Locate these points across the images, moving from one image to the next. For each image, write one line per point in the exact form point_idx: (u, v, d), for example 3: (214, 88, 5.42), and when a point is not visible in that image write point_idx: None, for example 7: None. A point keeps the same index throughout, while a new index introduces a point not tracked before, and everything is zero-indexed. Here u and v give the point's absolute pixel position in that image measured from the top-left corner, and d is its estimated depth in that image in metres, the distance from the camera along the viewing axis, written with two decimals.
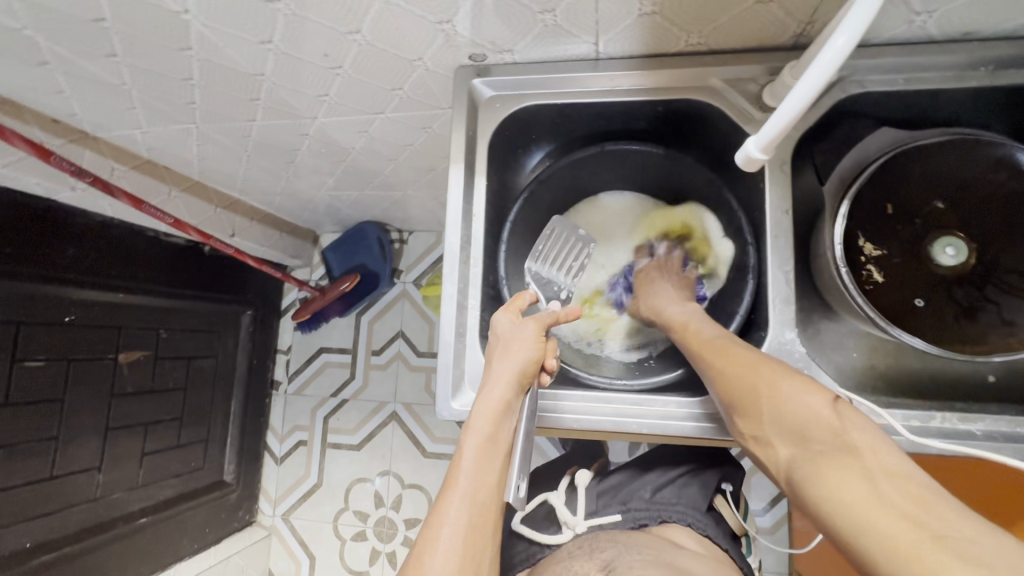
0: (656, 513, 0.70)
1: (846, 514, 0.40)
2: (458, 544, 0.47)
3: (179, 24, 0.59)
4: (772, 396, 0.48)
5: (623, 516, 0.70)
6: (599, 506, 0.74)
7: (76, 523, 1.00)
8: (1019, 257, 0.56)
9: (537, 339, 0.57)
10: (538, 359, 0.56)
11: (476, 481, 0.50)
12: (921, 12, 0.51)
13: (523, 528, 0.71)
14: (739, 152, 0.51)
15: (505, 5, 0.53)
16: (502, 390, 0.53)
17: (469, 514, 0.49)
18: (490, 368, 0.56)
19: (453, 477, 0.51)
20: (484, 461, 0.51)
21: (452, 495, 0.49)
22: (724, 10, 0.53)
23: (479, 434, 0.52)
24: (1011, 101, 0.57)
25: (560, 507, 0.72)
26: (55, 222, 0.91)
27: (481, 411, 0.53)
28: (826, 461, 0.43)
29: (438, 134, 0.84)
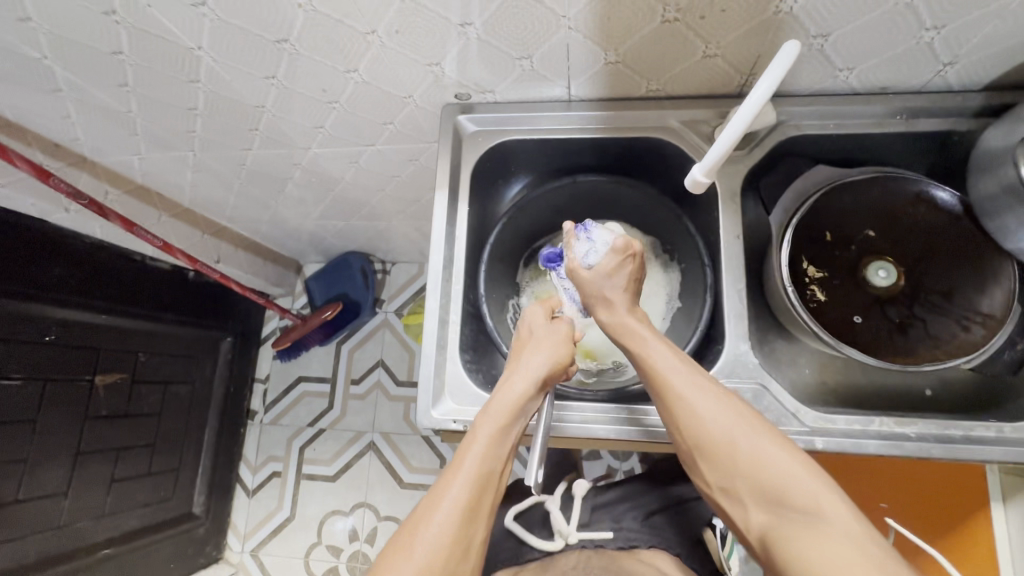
0: (646, 537, 0.75)
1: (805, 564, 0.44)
2: (454, 520, 0.49)
3: (192, 59, 0.65)
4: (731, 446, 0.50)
5: (614, 535, 0.76)
6: (591, 520, 0.79)
7: (38, 552, 0.96)
8: (939, 280, 0.63)
9: (565, 344, 0.62)
10: (563, 361, 0.61)
11: (481, 465, 0.52)
12: (842, 69, 0.61)
13: (517, 528, 0.77)
14: (688, 178, 0.58)
15: (487, 51, 0.61)
16: (524, 387, 0.58)
17: (469, 492, 0.51)
18: (516, 364, 0.61)
19: (459, 459, 0.53)
20: (493, 449, 0.54)
21: (456, 475, 0.52)
22: (677, 61, 0.61)
23: (495, 422, 0.55)
24: (924, 145, 0.66)
25: (556, 514, 0.77)
26: (43, 243, 0.93)
27: (499, 403, 0.57)
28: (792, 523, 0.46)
29: (425, 166, 0.91)
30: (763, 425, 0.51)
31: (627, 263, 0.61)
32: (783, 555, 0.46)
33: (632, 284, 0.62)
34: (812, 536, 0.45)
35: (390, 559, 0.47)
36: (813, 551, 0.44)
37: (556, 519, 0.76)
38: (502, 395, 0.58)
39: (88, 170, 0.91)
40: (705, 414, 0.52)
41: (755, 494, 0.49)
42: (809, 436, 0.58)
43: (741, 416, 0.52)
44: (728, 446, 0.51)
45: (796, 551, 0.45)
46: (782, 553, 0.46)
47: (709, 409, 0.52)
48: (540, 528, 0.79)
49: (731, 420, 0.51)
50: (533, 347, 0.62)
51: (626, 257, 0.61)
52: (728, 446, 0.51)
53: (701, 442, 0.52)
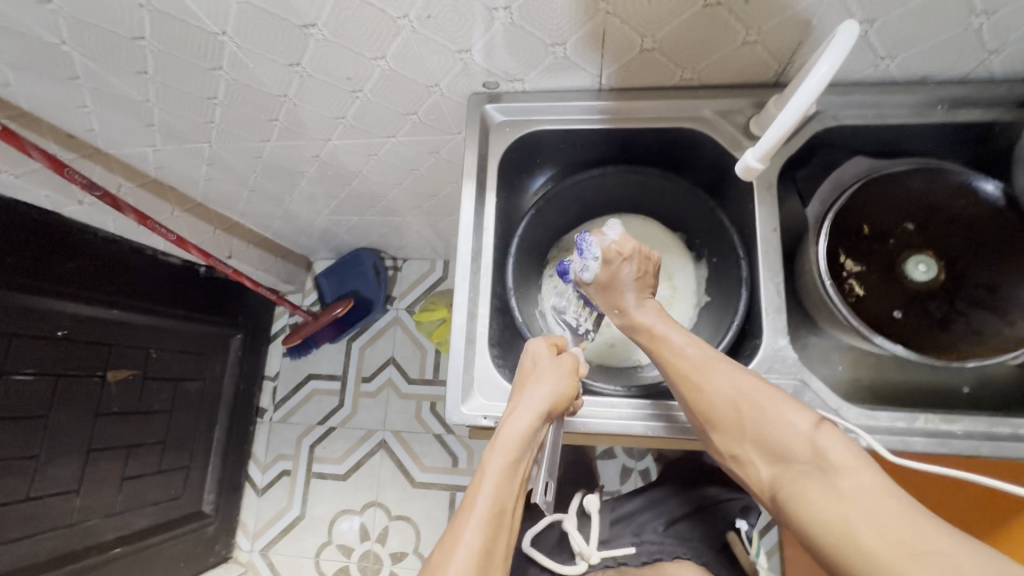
0: (670, 549, 0.76)
1: (825, 520, 0.44)
2: (470, 572, 0.43)
3: (214, 44, 0.63)
4: (754, 413, 0.51)
5: (637, 549, 0.76)
6: (611, 537, 0.79)
7: (49, 550, 0.94)
8: (981, 274, 0.61)
9: (572, 377, 0.59)
10: (571, 393, 0.58)
11: (494, 504, 0.47)
12: (884, 57, 0.59)
13: (537, 555, 0.76)
14: (738, 164, 0.56)
15: (520, 37, 0.59)
16: (531, 417, 0.53)
17: (484, 537, 0.45)
18: (520, 397, 0.57)
19: (467, 501, 0.48)
20: (504, 485, 0.49)
21: (468, 519, 0.46)
22: (715, 49, 0.60)
23: (503, 455, 0.51)
24: (965, 137, 0.65)
25: (576, 536, 0.76)
26: (56, 236, 0.92)
27: (507, 434, 0.52)
28: (808, 479, 0.46)
29: (446, 159, 0.89)
30: (770, 390, 0.52)
31: (632, 262, 0.62)
32: (800, 511, 0.46)
33: (640, 279, 0.62)
34: (824, 490, 0.45)
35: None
36: (827, 501, 0.44)
37: (577, 541, 0.75)
38: (508, 427, 0.53)
39: (101, 161, 0.90)
40: (713, 383, 0.53)
41: (764, 452, 0.50)
42: (853, 433, 0.57)
43: (748, 382, 0.53)
44: (746, 404, 0.51)
45: (812, 506, 0.45)
46: (795, 505, 0.47)
47: (720, 378, 0.53)
48: (560, 549, 0.79)
49: (736, 385, 0.53)
50: (537, 374, 0.58)
51: (629, 258, 0.61)
52: (734, 408, 0.52)
53: (711, 410, 0.53)
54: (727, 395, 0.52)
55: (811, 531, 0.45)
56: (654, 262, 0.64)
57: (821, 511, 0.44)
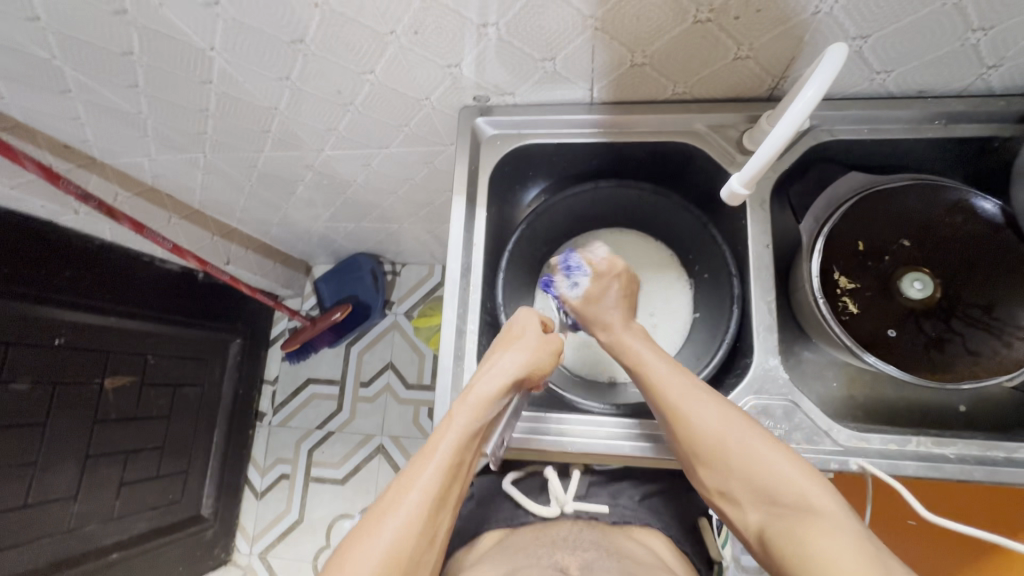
0: (643, 515, 0.70)
1: (815, 569, 0.43)
2: (418, 512, 0.49)
3: (205, 60, 0.63)
4: (742, 453, 0.50)
5: (610, 509, 0.70)
6: (589, 492, 0.73)
7: (47, 555, 0.95)
8: (979, 292, 0.60)
9: (551, 356, 0.60)
10: (546, 368, 0.59)
11: (453, 455, 0.52)
12: (880, 71, 0.58)
13: (512, 490, 0.72)
14: (724, 188, 0.56)
15: (510, 52, 0.59)
16: (504, 383, 0.55)
17: (436, 486, 0.51)
18: (499, 355, 0.58)
19: (431, 446, 0.53)
20: (464, 441, 0.53)
21: (426, 465, 0.51)
22: (707, 64, 0.59)
23: (471, 413, 0.54)
24: (962, 151, 0.64)
25: (553, 481, 0.71)
26: (53, 245, 0.92)
27: (477, 397, 0.54)
28: (795, 522, 0.47)
29: (440, 168, 0.89)
30: (752, 426, 0.52)
31: (619, 281, 0.64)
32: (787, 554, 0.46)
33: (624, 298, 0.64)
34: (811, 533, 0.45)
35: (354, 546, 0.48)
36: (816, 548, 0.44)
37: (554, 484, 0.71)
38: (481, 386, 0.55)
39: (97, 171, 0.90)
40: (696, 416, 0.53)
41: (750, 489, 0.50)
42: (844, 455, 0.56)
43: (730, 415, 0.53)
44: (730, 442, 0.51)
45: (804, 550, 0.45)
46: (784, 551, 0.46)
47: (702, 412, 0.53)
48: (537, 494, 0.74)
49: (720, 418, 0.52)
50: (517, 341, 0.59)
51: (614, 277, 0.64)
52: (717, 443, 0.52)
53: (697, 447, 0.53)
54: (711, 431, 0.52)
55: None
56: (638, 283, 0.66)
57: (811, 554, 0.44)
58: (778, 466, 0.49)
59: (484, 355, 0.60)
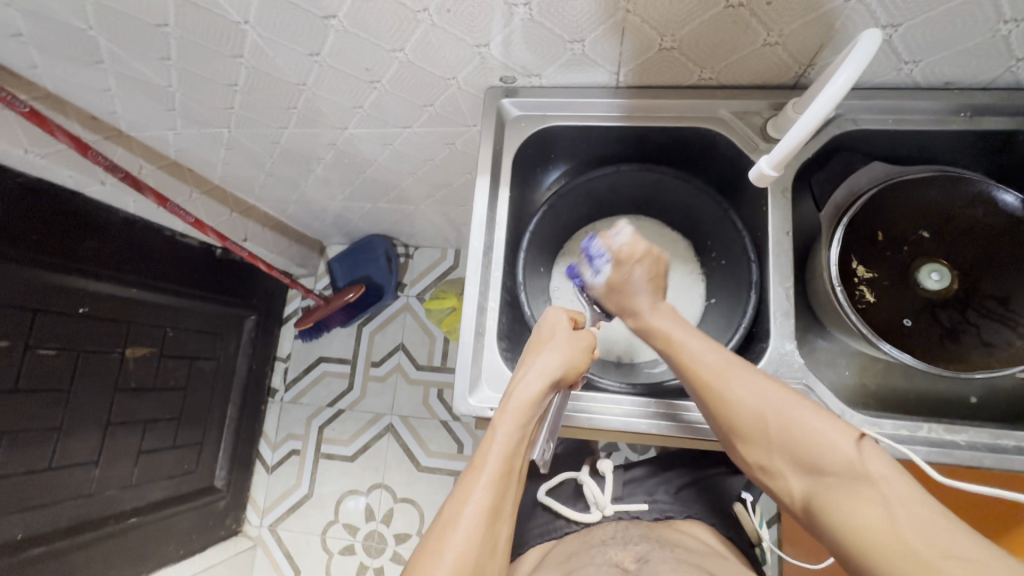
0: (681, 508, 0.74)
1: (859, 534, 0.45)
2: (479, 521, 0.50)
3: (237, 34, 0.64)
4: (784, 424, 0.51)
5: (649, 506, 0.74)
6: (625, 493, 0.78)
7: (69, 518, 0.98)
8: (996, 284, 0.61)
9: (585, 351, 0.61)
10: (581, 365, 0.60)
11: (504, 463, 0.53)
12: (908, 61, 0.58)
13: (551, 502, 0.76)
14: (752, 169, 0.56)
15: (541, 33, 0.59)
16: (542, 384, 0.57)
17: (492, 493, 0.51)
18: (533, 359, 0.59)
19: (479, 458, 0.54)
20: (511, 448, 0.54)
21: (479, 476, 0.52)
22: (735, 49, 0.59)
23: (513, 419, 0.55)
24: (986, 145, 0.64)
25: (590, 486, 0.76)
26: (78, 215, 0.94)
27: (517, 402, 0.56)
28: (841, 488, 0.47)
29: (461, 151, 0.90)
30: (794, 399, 0.53)
31: (643, 264, 0.64)
32: (832, 520, 0.47)
33: (651, 280, 0.64)
34: (859, 498, 0.46)
35: (420, 564, 0.48)
36: (862, 513, 0.45)
37: (591, 490, 0.75)
38: (519, 390, 0.57)
39: (123, 143, 0.91)
40: (735, 394, 0.54)
41: (792, 461, 0.51)
42: None
43: (769, 390, 0.53)
44: (773, 412, 0.52)
45: (846, 517, 0.46)
46: (830, 515, 0.47)
47: (739, 387, 0.54)
48: (575, 502, 0.78)
49: (761, 393, 0.53)
50: (548, 343, 0.61)
51: (636, 262, 0.63)
52: (756, 416, 0.53)
53: (736, 420, 0.54)
54: (750, 407, 0.53)
55: (848, 546, 0.46)
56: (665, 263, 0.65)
57: (854, 522, 0.46)
58: (820, 435, 0.50)
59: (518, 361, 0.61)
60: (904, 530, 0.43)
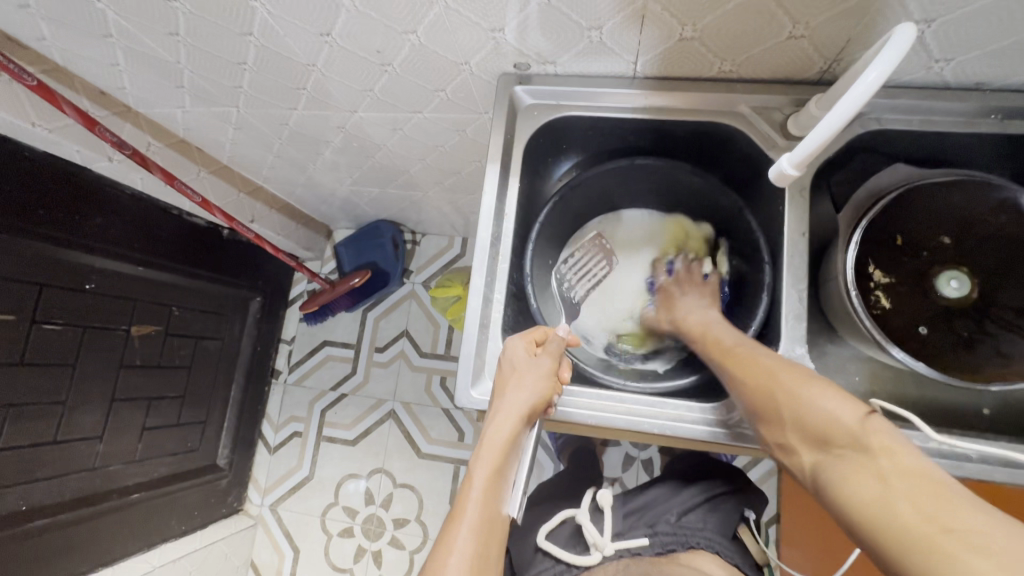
0: (685, 538, 0.72)
1: (860, 511, 0.41)
2: (463, 572, 0.47)
3: (247, 10, 0.62)
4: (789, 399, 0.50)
5: (650, 541, 0.73)
6: (626, 528, 0.76)
7: (73, 490, 1.00)
8: (1018, 295, 0.59)
9: (549, 377, 0.60)
10: (547, 397, 0.59)
11: (482, 512, 0.52)
12: (939, 59, 0.56)
13: (549, 547, 0.74)
14: (772, 168, 0.54)
15: (557, 20, 0.57)
16: (514, 424, 0.56)
17: (474, 544, 0.50)
18: (500, 397, 0.58)
19: (459, 507, 0.52)
20: (491, 489, 0.54)
21: (459, 526, 0.51)
22: (758, 42, 0.57)
23: (489, 462, 0.55)
24: (1014, 149, 0.62)
25: (587, 526, 0.74)
26: (85, 191, 0.94)
27: (492, 445, 0.56)
28: (842, 461, 0.44)
29: (472, 138, 0.88)
30: (808, 377, 0.51)
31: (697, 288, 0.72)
32: (836, 495, 0.44)
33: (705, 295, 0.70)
34: (859, 469, 0.43)
35: None
36: (859, 486, 0.42)
37: (588, 530, 0.74)
38: (493, 432, 0.56)
39: (131, 120, 0.91)
40: (751, 367, 0.55)
41: (802, 437, 0.48)
42: None
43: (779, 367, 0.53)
44: (780, 384, 0.52)
45: (847, 492, 0.43)
46: (834, 491, 0.44)
47: (759, 361, 0.55)
48: (576, 542, 0.76)
49: (776, 368, 0.53)
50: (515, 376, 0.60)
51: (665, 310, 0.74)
52: (768, 388, 0.52)
53: (749, 391, 0.54)
54: (762, 379, 0.53)
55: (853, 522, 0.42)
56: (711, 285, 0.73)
57: (851, 496, 0.42)
58: (827, 409, 0.47)
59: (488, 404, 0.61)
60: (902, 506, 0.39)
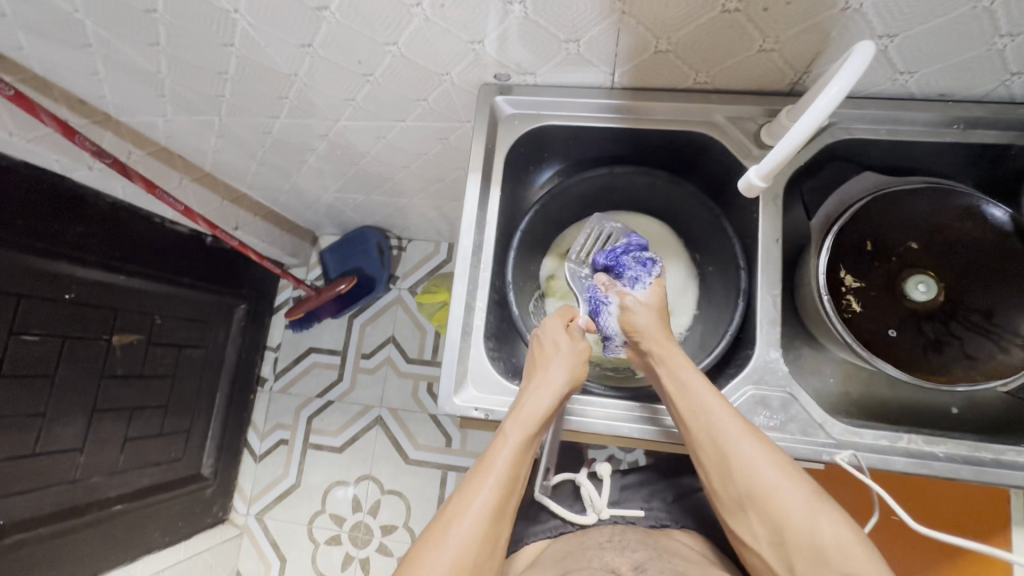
0: (677, 518, 0.75)
1: None
2: (484, 523, 0.52)
3: (227, 22, 0.63)
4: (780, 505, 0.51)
5: (645, 513, 0.75)
6: (621, 497, 0.78)
7: (53, 503, 0.98)
8: (982, 297, 0.61)
9: (583, 362, 0.62)
10: (580, 379, 0.61)
11: (511, 471, 0.55)
12: (903, 72, 0.58)
13: (549, 502, 0.76)
14: (739, 180, 0.56)
15: (534, 32, 0.58)
16: (552, 401, 0.58)
17: (498, 497, 0.53)
18: (543, 371, 0.60)
19: (488, 460, 0.56)
20: (520, 455, 0.56)
21: (486, 477, 0.54)
22: (731, 54, 0.59)
23: (525, 430, 0.57)
24: (977, 158, 0.64)
25: (587, 488, 0.76)
26: (64, 199, 0.93)
27: (529, 416, 0.57)
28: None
29: (454, 145, 0.89)
30: (802, 484, 0.52)
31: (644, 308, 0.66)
32: None
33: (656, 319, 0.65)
34: None
35: (422, 550, 0.51)
36: None
37: (588, 492, 0.76)
38: (531, 403, 0.58)
39: (111, 128, 0.90)
40: (737, 458, 0.54)
41: (800, 550, 0.50)
42: (834, 449, 0.57)
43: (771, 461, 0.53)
44: (771, 484, 0.52)
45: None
46: None
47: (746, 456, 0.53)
48: (573, 502, 0.79)
49: (773, 471, 0.52)
50: (554, 356, 0.62)
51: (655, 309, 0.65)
52: (765, 494, 0.52)
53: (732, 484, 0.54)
54: (759, 481, 0.52)
55: None
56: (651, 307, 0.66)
57: None
58: (830, 535, 0.49)
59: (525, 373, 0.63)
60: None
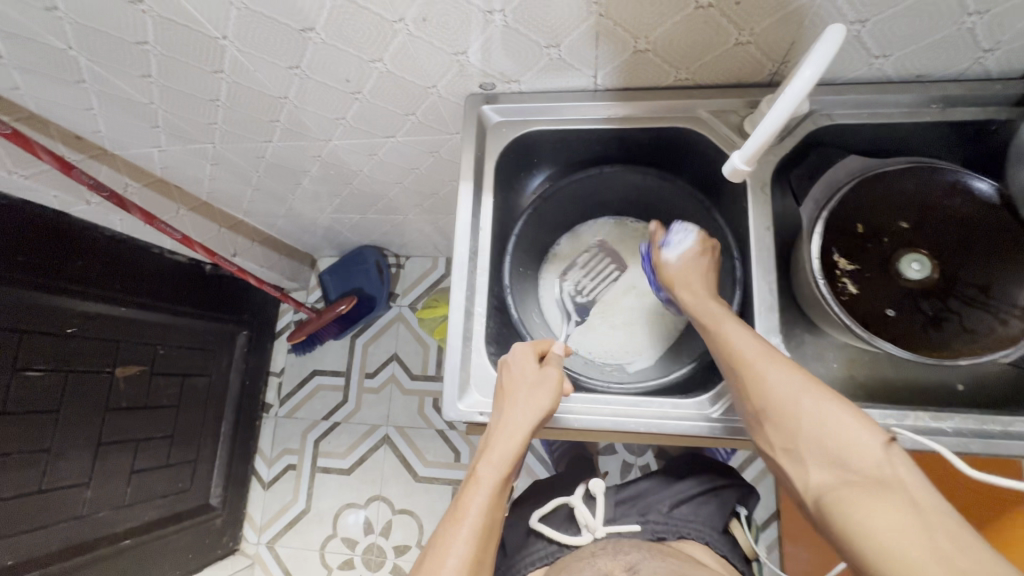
0: (674, 528, 0.73)
1: (874, 536, 0.42)
2: None
3: (216, 48, 0.64)
4: (816, 418, 0.50)
5: (641, 527, 0.73)
6: (617, 514, 0.76)
7: (61, 541, 0.97)
8: (975, 272, 0.62)
9: (555, 391, 0.60)
10: (551, 411, 0.59)
11: (484, 519, 0.54)
12: (878, 56, 0.59)
13: (542, 527, 0.75)
14: (726, 166, 0.58)
15: (516, 39, 0.60)
16: (520, 442, 0.57)
17: (473, 549, 0.52)
18: (509, 410, 0.58)
19: (460, 511, 0.54)
20: (492, 500, 0.55)
21: (459, 529, 0.53)
22: (708, 49, 0.60)
23: (495, 473, 0.56)
24: (959, 136, 0.65)
25: (580, 509, 0.74)
26: (64, 234, 0.94)
27: (500, 459, 0.56)
28: (862, 489, 0.45)
29: (445, 158, 0.90)
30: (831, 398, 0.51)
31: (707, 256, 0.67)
32: (844, 519, 0.45)
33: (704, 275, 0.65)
34: (880, 502, 0.44)
35: None
36: (881, 517, 0.43)
37: (582, 514, 0.74)
38: (501, 444, 0.57)
39: (107, 162, 0.92)
40: (772, 379, 0.53)
41: (819, 460, 0.49)
42: None
43: (804, 383, 0.52)
44: (798, 395, 0.51)
45: (852, 517, 0.44)
46: (845, 515, 0.45)
47: (776, 374, 0.53)
48: (568, 525, 0.76)
49: (799, 386, 0.52)
50: (519, 387, 0.60)
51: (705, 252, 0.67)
52: (792, 405, 0.51)
53: (766, 398, 0.53)
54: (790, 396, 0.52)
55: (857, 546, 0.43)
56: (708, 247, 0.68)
57: (869, 526, 0.43)
58: (852, 439, 0.48)
59: (494, 407, 0.61)
60: (917, 542, 0.41)
